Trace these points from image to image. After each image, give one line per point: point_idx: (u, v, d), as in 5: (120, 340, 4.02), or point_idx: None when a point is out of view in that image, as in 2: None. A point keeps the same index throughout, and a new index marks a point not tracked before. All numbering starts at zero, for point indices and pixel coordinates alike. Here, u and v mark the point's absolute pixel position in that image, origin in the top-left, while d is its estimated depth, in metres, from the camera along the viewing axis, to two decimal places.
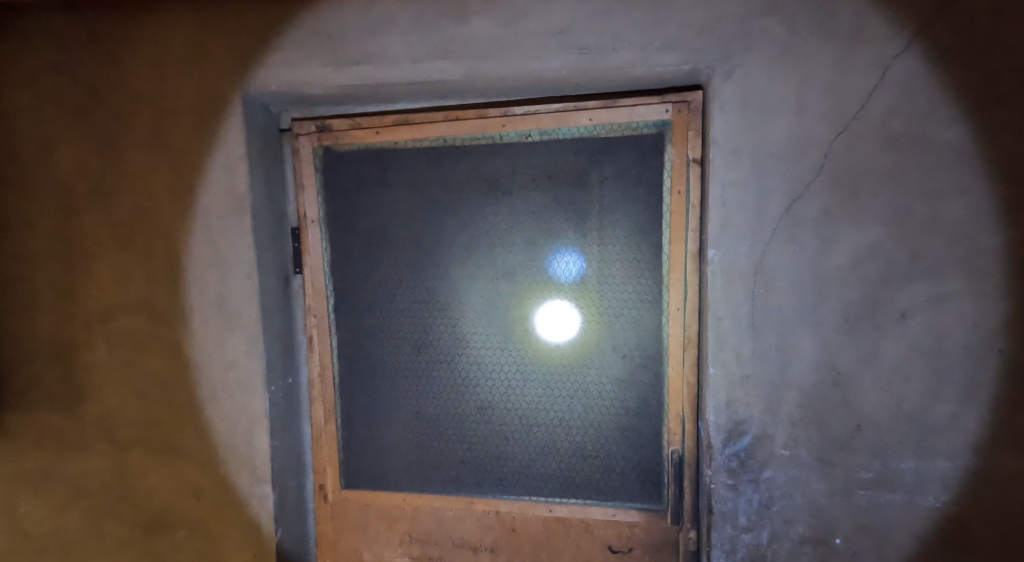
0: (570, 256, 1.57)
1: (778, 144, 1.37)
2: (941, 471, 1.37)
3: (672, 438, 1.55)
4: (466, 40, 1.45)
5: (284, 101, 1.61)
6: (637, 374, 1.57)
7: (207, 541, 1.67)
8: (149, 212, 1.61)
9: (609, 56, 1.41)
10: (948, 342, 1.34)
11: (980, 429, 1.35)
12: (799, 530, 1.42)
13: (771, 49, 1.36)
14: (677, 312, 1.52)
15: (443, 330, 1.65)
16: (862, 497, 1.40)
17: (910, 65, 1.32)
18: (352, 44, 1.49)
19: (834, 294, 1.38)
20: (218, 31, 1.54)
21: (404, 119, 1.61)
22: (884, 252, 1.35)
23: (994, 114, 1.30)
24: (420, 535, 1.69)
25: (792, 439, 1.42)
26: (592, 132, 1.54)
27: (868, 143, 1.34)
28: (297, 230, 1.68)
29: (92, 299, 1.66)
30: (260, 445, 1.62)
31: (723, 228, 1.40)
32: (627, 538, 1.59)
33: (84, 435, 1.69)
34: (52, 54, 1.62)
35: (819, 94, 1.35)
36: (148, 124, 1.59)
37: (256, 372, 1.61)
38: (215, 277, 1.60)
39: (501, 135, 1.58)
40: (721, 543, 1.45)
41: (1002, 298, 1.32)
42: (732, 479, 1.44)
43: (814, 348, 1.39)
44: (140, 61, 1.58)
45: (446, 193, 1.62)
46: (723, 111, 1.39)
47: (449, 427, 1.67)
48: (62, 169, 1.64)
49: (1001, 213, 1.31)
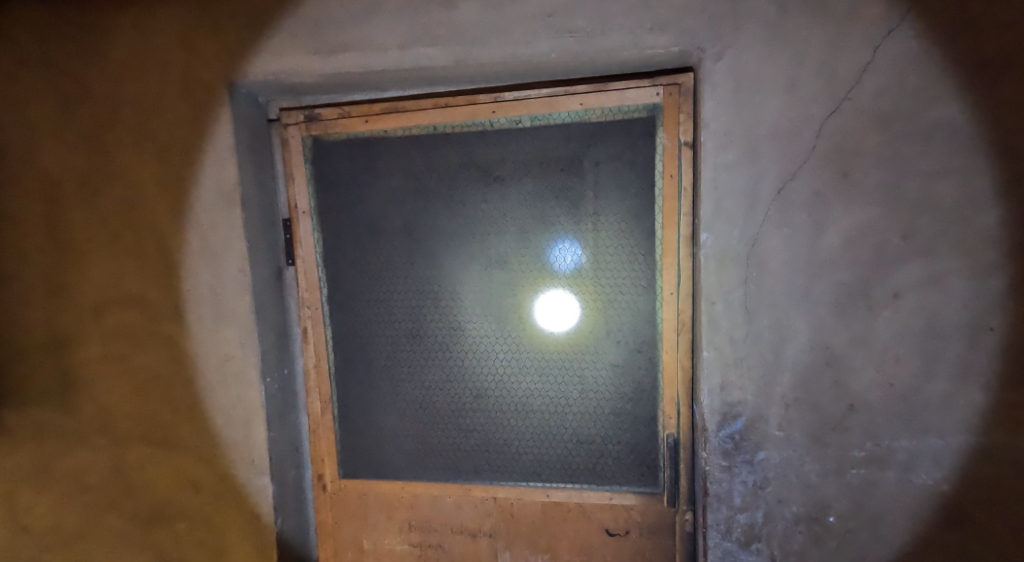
0: (565, 243, 1.57)
1: (770, 125, 1.37)
2: (933, 449, 1.38)
3: (668, 421, 1.56)
4: (454, 25, 1.44)
5: (272, 91, 1.59)
6: (633, 360, 1.57)
7: (208, 533, 1.68)
8: (138, 206, 1.60)
9: (599, 39, 1.40)
10: (940, 321, 1.35)
11: (973, 407, 1.36)
12: (793, 510, 1.44)
13: (762, 29, 1.35)
14: (671, 297, 1.52)
15: (439, 319, 1.65)
16: (856, 476, 1.41)
17: (902, 44, 1.32)
18: (339, 31, 1.47)
19: (827, 275, 1.38)
20: (202, 22, 1.52)
21: (394, 107, 1.60)
22: (877, 233, 1.36)
23: (986, 91, 1.30)
24: (419, 522, 1.71)
25: (786, 420, 1.43)
26: (584, 117, 1.53)
27: (860, 124, 1.34)
28: (289, 222, 1.67)
29: (84, 295, 1.65)
30: (258, 436, 1.63)
31: (716, 212, 1.40)
32: (624, 521, 1.61)
33: (82, 431, 1.69)
34: (34, 48, 1.60)
35: (810, 74, 1.35)
36: (135, 116, 1.57)
37: (251, 363, 1.61)
38: (207, 269, 1.59)
39: (491, 122, 1.57)
40: (716, 524, 1.47)
41: (994, 276, 1.33)
42: (727, 461, 1.46)
43: (807, 330, 1.40)
44: (124, 53, 1.56)
45: (438, 182, 1.61)
46: (714, 93, 1.38)
47: (447, 416, 1.68)
48: (50, 165, 1.62)
49: (994, 191, 1.31)
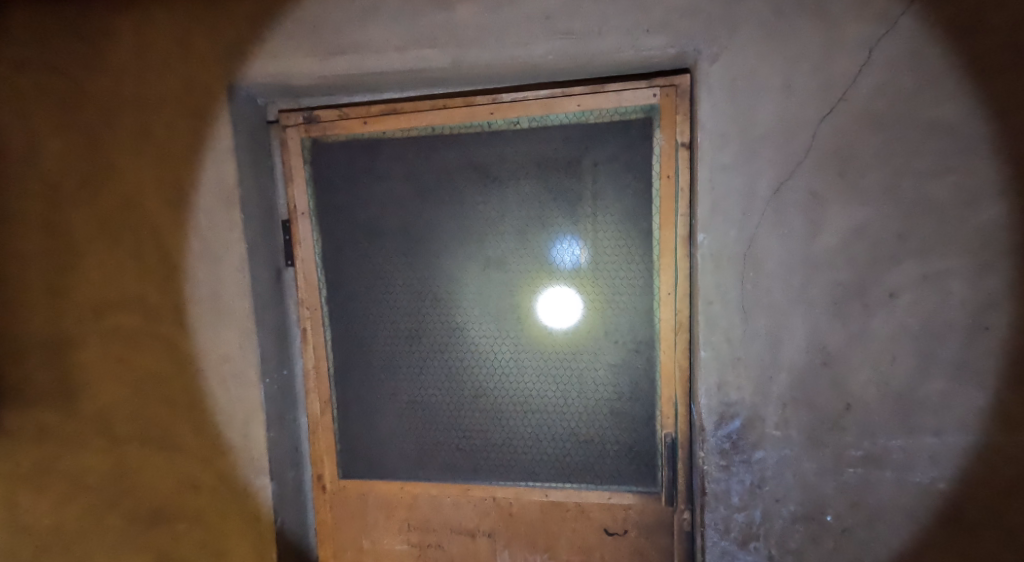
0: (563, 242, 1.58)
1: (767, 126, 1.37)
2: (930, 448, 1.39)
3: (665, 421, 1.57)
4: (452, 27, 1.44)
5: (270, 93, 1.60)
6: (632, 359, 1.58)
7: (208, 534, 1.69)
8: (138, 208, 1.61)
9: (597, 42, 1.40)
10: (936, 321, 1.36)
11: (969, 406, 1.37)
12: (791, 509, 1.45)
13: (758, 30, 1.36)
14: (668, 297, 1.53)
15: (438, 320, 1.66)
16: (853, 475, 1.42)
17: (896, 46, 1.33)
18: (338, 33, 1.48)
19: (824, 275, 1.39)
20: (201, 24, 1.53)
21: (392, 108, 1.61)
22: (872, 233, 1.37)
23: (982, 91, 1.31)
24: (418, 522, 1.71)
25: (783, 420, 1.44)
26: (581, 119, 1.54)
27: (854, 125, 1.35)
28: (288, 223, 1.68)
29: (84, 296, 1.65)
30: (258, 436, 1.63)
31: (713, 212, 1.41)
32: (623, 520, 1.62)
33: (82, 432, 1.70)
34: (34, 50, 1.60)
35: (806, 75, 1.35)
36: (135, 118, 1.58)
37: (251, 364, 1.62)
38: (207, 270, 1.60)
39: (490, 123, 1.58)
40: (714, 523, 1.47)
41: (990, 276, 1.34)
42: (724, 461, 1.46)
43: (804, 329, 1.41)
44: (123, 57, 1.57)
45: (436, 183, 1.62)
46: (711, 94, 1.39)
47: (446, 416, 1.68)
48: (50, 168, 1.63)
49: (990, 191, 1.32)
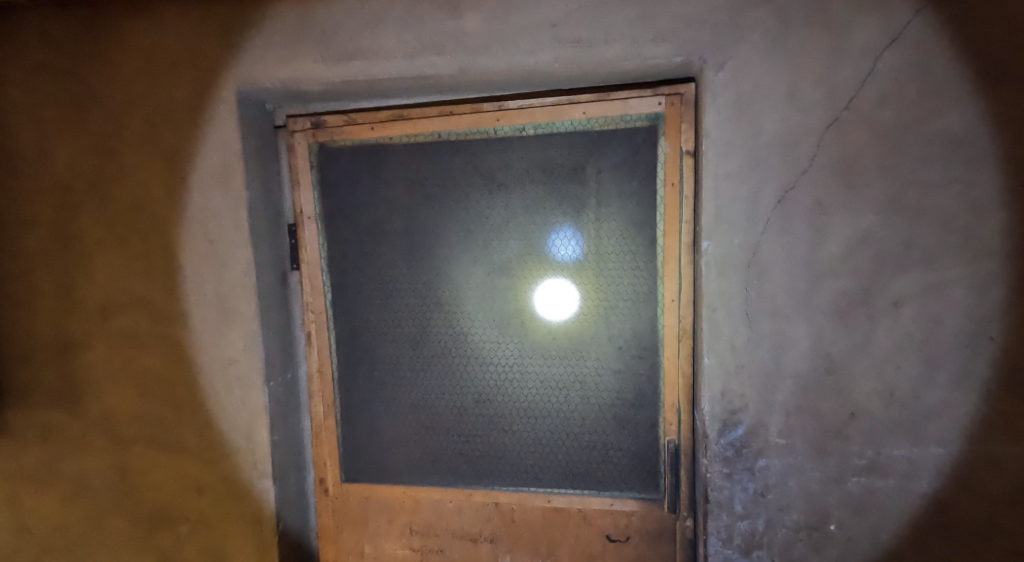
0: (566, 247, 1.59)
1: (771, 134, 1.38)
2: (933, 457, 1.39)
3: (669, 428, 1.57)
4: (459, 34, 1.46)
5: (278, 98, 1.61)
6: (634, 365, 1.58)
7: (210, 536, 1.69)
8: (146, 211, 1.62)
9: (602, 50, 1.42)
10: (940, 330, 1.36)
11: (973, 416, 1.36)
12: (794, 518, 1.44)
13: (763, 40, 1.37)
14: (672, 304, 1.53)
15: (441, 324, 1.66)
16: (856, 484, 1.42)
17: (902, 56, 1.33)
18: (346, 39, 1.50)
19: (828, 282, 1.39)
20: (210, 30, 1.55)
21: (400, 114, 1.62)
22: (876, 242, 1.37)
23: (987, 100, 1.31)
24: (420, 527, 1.71)
25: (786, 428, 1.43)
26: (586, 126, 1.55)
27: (859, 134, 1.36)
28: (294, 227, 1.69)
29: (91, 297, 1.66)
30: (261, 438, 1.64)
31: (717, 219, 1.42)
32: (625, 528, 1.61)
33: (86, 434, 1.71)
34: (46, 54, 1.62)
35: (811, 84, 1.36)
36: (144, 121, 1.60)
37: (255, 367, 1.62)
38: (213, 273, 1.61)
39: (495, 129, 1.59)
40: (717, 531, 1.47)
41: (995, 285, 1.33)
42: (728, 468, 1.46)
43: (808, 337, 1.41)
44: (133, 60, 1.58)
45: (441, 188, 1.63)
46: (715, 102, 1.39)
47: (448, 420, 1.68)
48: (60, 171, 1.65)
49: (994, 201, 1.32)
